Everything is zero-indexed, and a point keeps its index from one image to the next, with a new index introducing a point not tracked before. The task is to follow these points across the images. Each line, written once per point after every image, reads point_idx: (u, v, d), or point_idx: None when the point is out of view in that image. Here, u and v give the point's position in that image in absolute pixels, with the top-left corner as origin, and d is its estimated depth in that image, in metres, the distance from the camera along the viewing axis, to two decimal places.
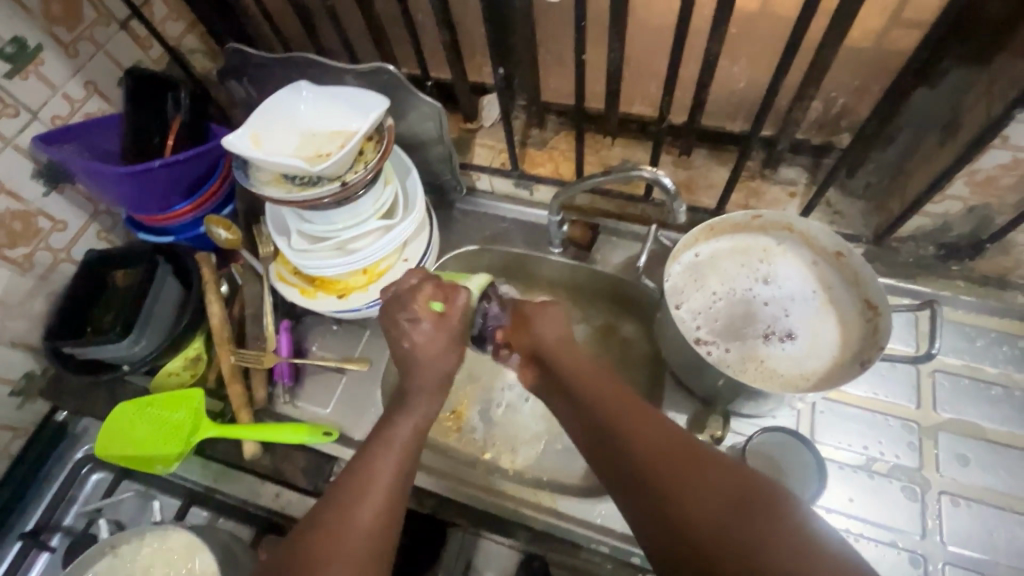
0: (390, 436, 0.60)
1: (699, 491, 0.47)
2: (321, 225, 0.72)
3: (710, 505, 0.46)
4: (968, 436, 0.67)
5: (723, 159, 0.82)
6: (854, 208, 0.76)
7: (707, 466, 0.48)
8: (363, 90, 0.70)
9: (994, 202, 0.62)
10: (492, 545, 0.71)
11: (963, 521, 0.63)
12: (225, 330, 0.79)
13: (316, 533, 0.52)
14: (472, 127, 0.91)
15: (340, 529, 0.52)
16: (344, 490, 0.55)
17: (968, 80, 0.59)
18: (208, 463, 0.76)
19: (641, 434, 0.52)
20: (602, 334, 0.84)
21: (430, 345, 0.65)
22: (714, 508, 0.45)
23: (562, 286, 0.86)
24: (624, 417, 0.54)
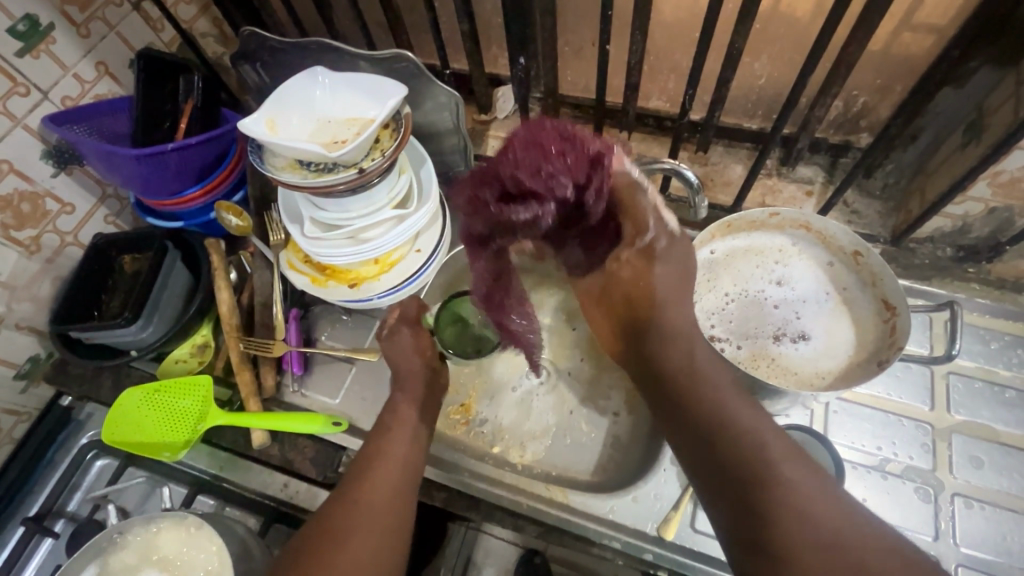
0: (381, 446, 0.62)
1: (779, 493, 0.46)
2: (334, 213, 0.71)
3: (784, 521, 0.45)
4: (983, 438, 0.67)
5: (741, 155, 0.81)
6: (871, 208, 0.76)
7: (805, 474, 0.47)
8: (380, 77, 0.69)
9: (1017, 204, 0.62)
10: (490, 539, 0.78)
11: (977, 524, 0.63)
12: (233, 318, 0.78)
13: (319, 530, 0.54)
14: (486, 119, 0.90)
15: (349, 503, 0.56)
16: (354, 468, 0.60)
17: (994, 81, 0.58)
18: (215, 452, 0.75)
19: (732, 418, 0.51)
20: None
21: (409, 345, 0.71)
22: (789, 524, 0.44)
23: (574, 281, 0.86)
24: (724, 406, 0.52)
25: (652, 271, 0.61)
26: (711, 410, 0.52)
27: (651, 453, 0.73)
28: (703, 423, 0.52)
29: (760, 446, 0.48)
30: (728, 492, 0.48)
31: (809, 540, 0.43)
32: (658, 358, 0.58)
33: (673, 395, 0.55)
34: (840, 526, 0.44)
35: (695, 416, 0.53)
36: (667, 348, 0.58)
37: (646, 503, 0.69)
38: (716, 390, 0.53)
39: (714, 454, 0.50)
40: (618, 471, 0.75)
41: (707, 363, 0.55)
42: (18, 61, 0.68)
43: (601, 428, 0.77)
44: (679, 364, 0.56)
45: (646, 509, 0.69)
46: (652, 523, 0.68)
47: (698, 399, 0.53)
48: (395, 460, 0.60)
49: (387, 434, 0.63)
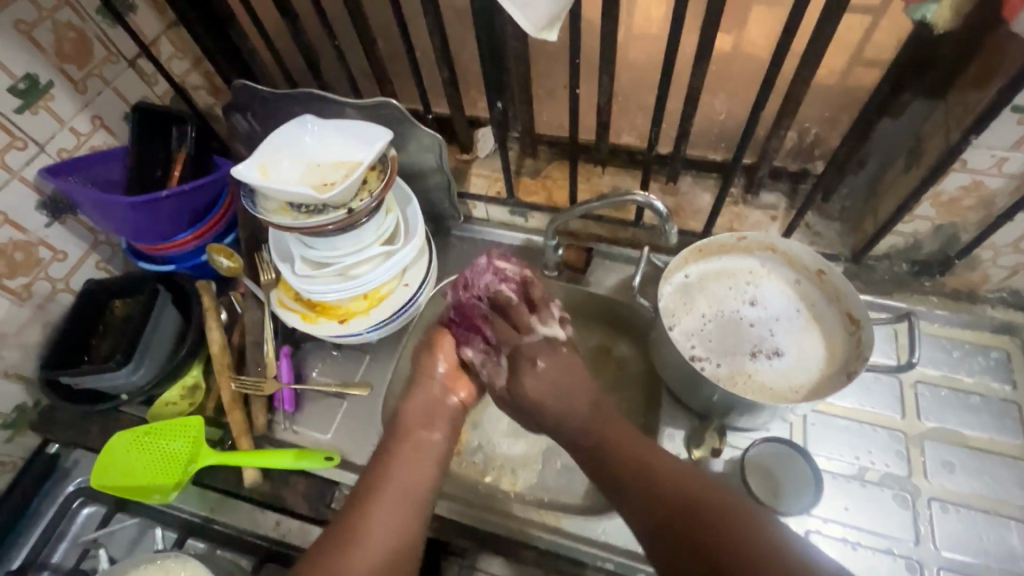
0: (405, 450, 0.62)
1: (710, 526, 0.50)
2: (324, 251, 0.74)
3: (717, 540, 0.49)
4: (952, 443, 0.70)
5: (708, 184, 0.86)
6: (830, 230, 0.81)
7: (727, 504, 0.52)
8: (366, 124, 0.73)
9: (959, 221, 0.67)
10: None
11: (953, 526, 0.65)
12: (225, 356, 0.79)
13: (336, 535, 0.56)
14: (468, 158, 0.94)
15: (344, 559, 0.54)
16: (351, 509, 0.58)
17: (927, 111, 0.64)
18: (205, 493, 0.75)
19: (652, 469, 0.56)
20: (597, 354, 0.85)
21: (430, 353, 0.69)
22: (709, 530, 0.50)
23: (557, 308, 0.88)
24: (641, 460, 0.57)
25: (559, 400, 0.62)
26: (675, 490, 0.54)
27: None
28: (658, 506, 0.54)
29: (727, 528, 0.50)
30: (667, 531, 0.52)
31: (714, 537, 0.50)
32: (600, 443, 0.60)
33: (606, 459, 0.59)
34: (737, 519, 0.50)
35: (650, 497, 0.55)
36: (608, 434, 0.60)
37: None
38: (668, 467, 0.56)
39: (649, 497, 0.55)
40: None
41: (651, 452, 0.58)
42: (18, 117, 0.71)
43: None
44: (626, 450, 0.59)
45: None
46: None
47: (656, 485, 0.55)
48: (400, 507, 0.58)
49: (396, 465, 0.61)
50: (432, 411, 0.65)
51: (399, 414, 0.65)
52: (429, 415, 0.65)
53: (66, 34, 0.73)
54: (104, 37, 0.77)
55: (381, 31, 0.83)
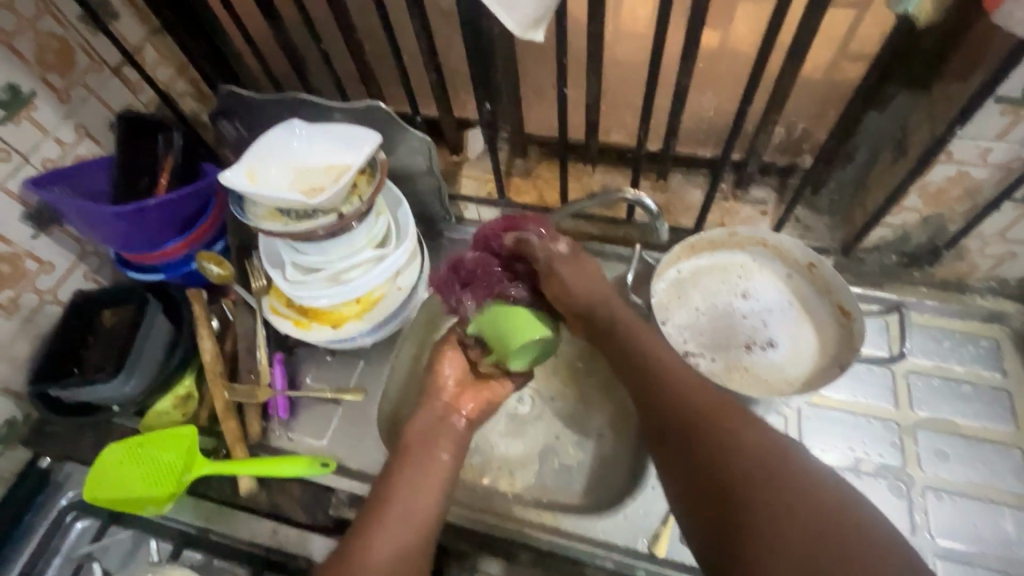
0: (417, 464, 0.62)
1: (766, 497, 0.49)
2: (315, 256, 0.74)
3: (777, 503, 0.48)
4: (945, 432, 0.71)
5: (698, 181, 0.86)
6: (820, 223, 0.81)
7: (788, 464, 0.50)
8: (355, 127, 0.73)
9: (947, 212, 0.67)
10: None
11: (948, 515, 0.66)
12: (217, 365, 0.79)
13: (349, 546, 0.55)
14: (458, 159, 0.94)
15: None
16: (360, 524, 0.57)
17: (912, 104, 0.65)
18: (201, 503, 0.74)
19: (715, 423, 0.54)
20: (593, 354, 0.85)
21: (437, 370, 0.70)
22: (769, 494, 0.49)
23: None
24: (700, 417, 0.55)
25: (587, 284, 0.66)
26: (735, 448, 0.52)
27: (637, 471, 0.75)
28: (700, 446, 0.53)
29: (754, 459, 0.51)
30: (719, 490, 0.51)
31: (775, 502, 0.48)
32: (649, 373, 0.60)
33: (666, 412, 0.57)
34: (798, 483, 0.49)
35: (691, 433, 0.54)
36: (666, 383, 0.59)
37: (635, 520, 0.70)
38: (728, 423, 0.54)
39: (705, 456, 0.53)
40: (606, 491, 0.76)
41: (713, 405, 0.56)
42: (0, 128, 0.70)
43: (588, 450, 0.80)
44: (676, 385, 0.58)
45: (635, 524, 0.70)
46: (642, 539, 0.69)
47: (702, 425, 0.54)
48: (409, 522, 0.57)
49: (406, 479, 0.60)
50: (433, 433, 0.65)
51: (405, 434, 0.65)
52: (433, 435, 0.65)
53: (47, 43, 0.72)
54: (87, 45, 0.76)
55: (367, 35, 0.82)
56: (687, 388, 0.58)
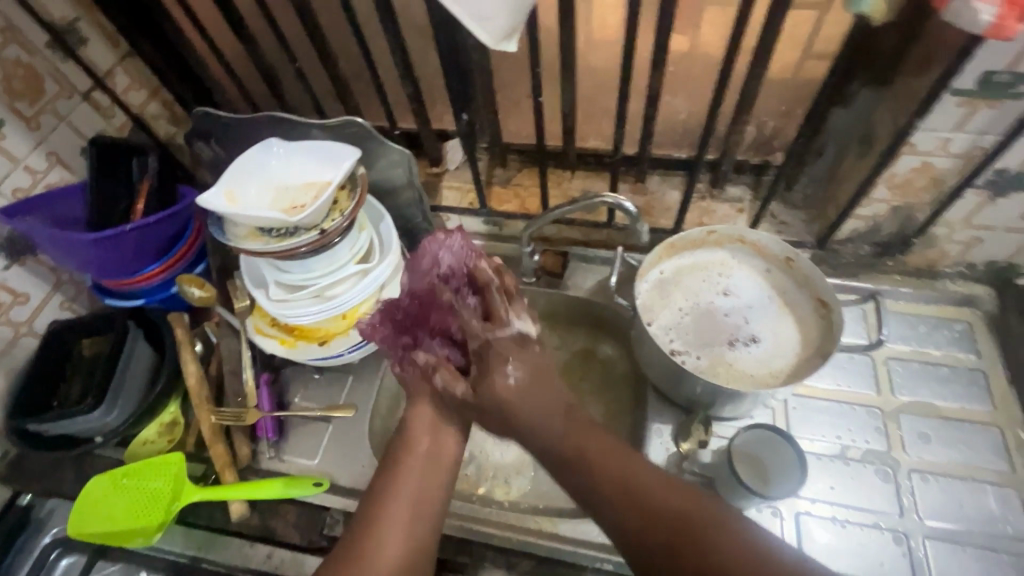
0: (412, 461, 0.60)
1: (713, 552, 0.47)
2: (299, 273, 0.73)
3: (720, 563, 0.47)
4: (927, 415, 0.73)
5: (675, 181, 0.88)
6: (795, 218, 0.83)
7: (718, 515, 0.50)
8: (334, 143, 0.73)
9: (914, 202, 0.69)
10: None
11: (934, 495, 0.68)
12: (203, 390, 0.77)
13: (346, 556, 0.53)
14: (438, 171, 0.95)
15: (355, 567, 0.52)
16: (358, 531, 0.55)
17: (875, 99, 0.67)
18: (191, 532, 0.73)
19: (636, 484, 0.53)
20: (582, 358, 0.87)
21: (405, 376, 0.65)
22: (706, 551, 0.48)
23: (539, 315, 0.89)
24: (621, 471, 0.54)
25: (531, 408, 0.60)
26: (661, 505, 0.51)
27: None
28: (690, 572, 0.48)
29: (686, 524, 0.50)
30: (660, 548, 0.50)
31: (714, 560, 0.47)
32: (601, 490, 0.54)
33: (584, 473, 0.55)
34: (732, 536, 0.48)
35: (672, 554, 0.49)
36: (584, 442, 0.56)
37: None
38: (652, 480, 0.53)
39: (630, 510, 0.52)
40: None
41: (638, 465, 0.54)
42: None
43: None
44: (638, 496, 0.52)
45: None
46: None
47: (680, 543, 0.49)
48: (411, 513, 0.56)
49: (398, 483, 0.58)
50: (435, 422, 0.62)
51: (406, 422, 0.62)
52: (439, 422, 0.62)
53: (14, 71, 0.71)
54: (56, 72, 0.75)
55: (342, 51, 0.83)
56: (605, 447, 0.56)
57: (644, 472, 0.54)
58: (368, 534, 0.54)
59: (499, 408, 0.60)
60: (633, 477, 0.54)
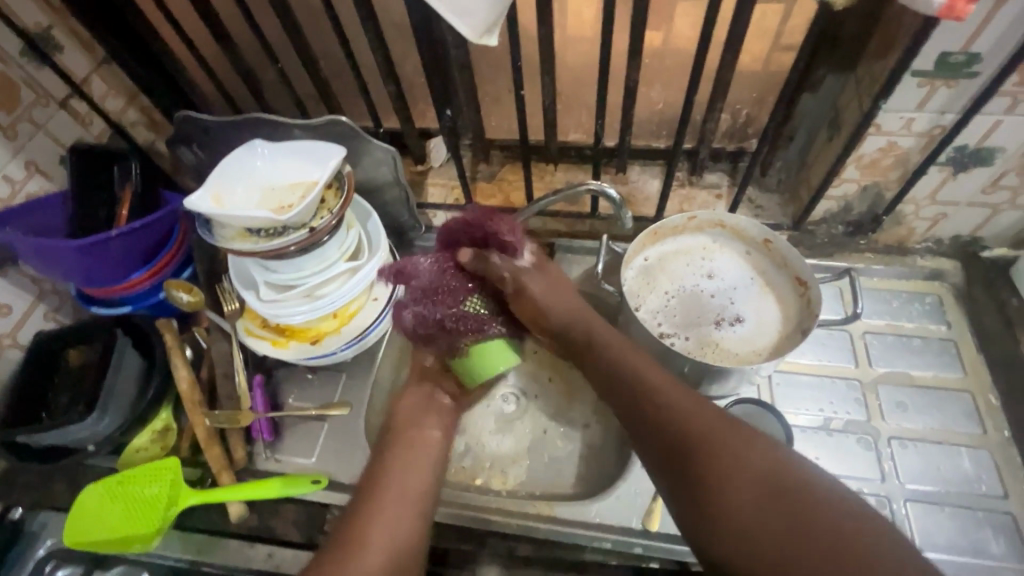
0: (411, 439, 0.67)
1: (725, 451, 0.52)
2: (289, 273, 0.74)
3: (732, 463, 0.52)
4: (903, 384, 0.76)
5: (655, 171, 0.89)
6: (771, 202, 0.86)
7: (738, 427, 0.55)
8: (319, 143, 0.73)
9: (882, 180, 0.72)
10: None
11: (913, 460, 0.71)
12: (195, 394, 0.77)
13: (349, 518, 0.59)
14: (423, 169, 0.96)
15: (356, 539, 0.56)
16: (354, 507, 0.60)
17: (841, 84, 0.70)
18: (189, 536, 0.72)
19: (665, 396, 0.58)
20: None
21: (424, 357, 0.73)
22: (721, 453, 0.53)
23: None
24: (655, 385, 0.60)
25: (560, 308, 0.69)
26: (685, 416, 0.56)
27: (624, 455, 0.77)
28: (702, 465, 0.53)
29: (707, 432, 0.54)
30: (679, 449, 0.55)
31: (727, 463, 0.52)
32: (644, 411, 0.58)
33: (623, 388, 0.61)
34: (748, 445, 0.53)
35: (688, 451, 0.54)
36: (623, 364, 0.63)
37: (628, 500, 0.72)
38: (683, 397, 0.58)
39: (654, 417, 0.58)
40: (597, 477, 0.79)
41: (670, 384, 0.60)
42: None
43: (575, 440, 0.82)
44: (666, 413, 0.57)
45: (628, 504, 0.72)
46: (636, 517, 0.71)
47: (706, 458, 0.52)
48: (403, 504, 0.60)
49: (391, 464, 0.64)
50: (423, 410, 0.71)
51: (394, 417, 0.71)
52: (419, 414, 0.71)
53: None
54: (32, 80, 0.75)
55: (323, 52, 0.83)
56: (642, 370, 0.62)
57: (674, 388, 0.59)
58: (366, 501, 0.60)
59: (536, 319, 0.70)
60: (663, 393, 0.59)
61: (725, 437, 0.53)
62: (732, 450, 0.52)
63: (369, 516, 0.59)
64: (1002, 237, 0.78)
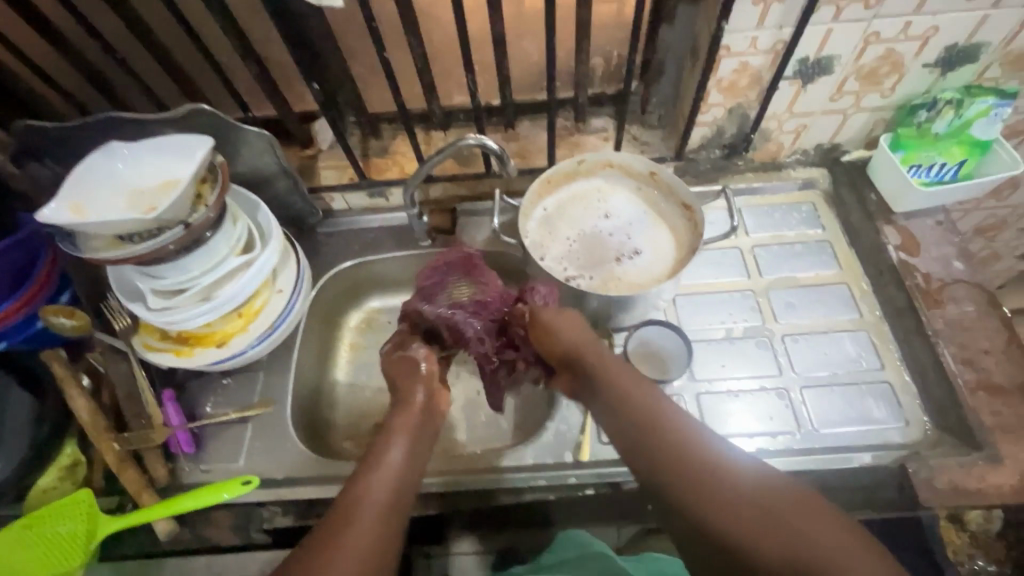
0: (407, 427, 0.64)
1: (722, 480, 0.52)
2: (176, 277, 0.70)
3: (727, 492, 0.51)
4: (791, 287, 0.83)
5: (543, 123, 0.90)
6: (655, 138, 0.89)
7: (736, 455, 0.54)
8: (183, 136, 0.70)
9: (743, 100, 0.77)
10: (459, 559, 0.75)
11: (803, 352, 0.78)
12: (99, 421, 0.72)
13: (329, 512, 0.53)
14: (311, 153, 0.92)
15: (324, 537, 0.51)
16: (352, 479, 0.57)
17: (692, 13, 0.74)
18: (118, 565, 0.69)
19: (668, 427, 0.58)
20: None
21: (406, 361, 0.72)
22: (716, 478, 0.52)
23: None
24: (661, 414, 0.59)
25: (573, 334, 0.69)
26: (686, 444, 0.56)
27: (551, 399, 0.80)
28: (692, 495, 0.52)
29: (703, 459, 0.54)
30: (674, 476, 0.54)
31: (719, 491, 0.51)
32: (642, 443, 0.58)
33: (633, 415, 0.61)
34: (744, 472, 0.52)
35: (684, 480, 0.53)
36: (629, 390, 0.63)
37: (559, 436, 0.75)
38: (685, 425, 0.58)
39: (654, 445, 0.57)
40: (531, 424, 0.82)
41: (672, 412, 0.59)
42: None
43: (508, 396, 0.85)
44: (669, 443, 0.56)
45: (559, 442, 0.75)
46: (567, 452, 0.74)
47: (695, 494, 0.52)
48: (391, 491, 0.57)
49: (383, 462, 0.59)
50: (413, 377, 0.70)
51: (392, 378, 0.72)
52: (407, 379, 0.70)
53: None
54: None
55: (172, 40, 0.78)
56: (650, 398, 0.61)
57: (680, 419, 0.59)
58: (357, 490, 0.56)
59: (561, 341, 0.69)
60: (666, 422, 0.58)
61: (720, 463, 0.53)
62: (725, 479, 0.52)
63: (348, 513, 0.53)
64: (856, 140, 0.85)
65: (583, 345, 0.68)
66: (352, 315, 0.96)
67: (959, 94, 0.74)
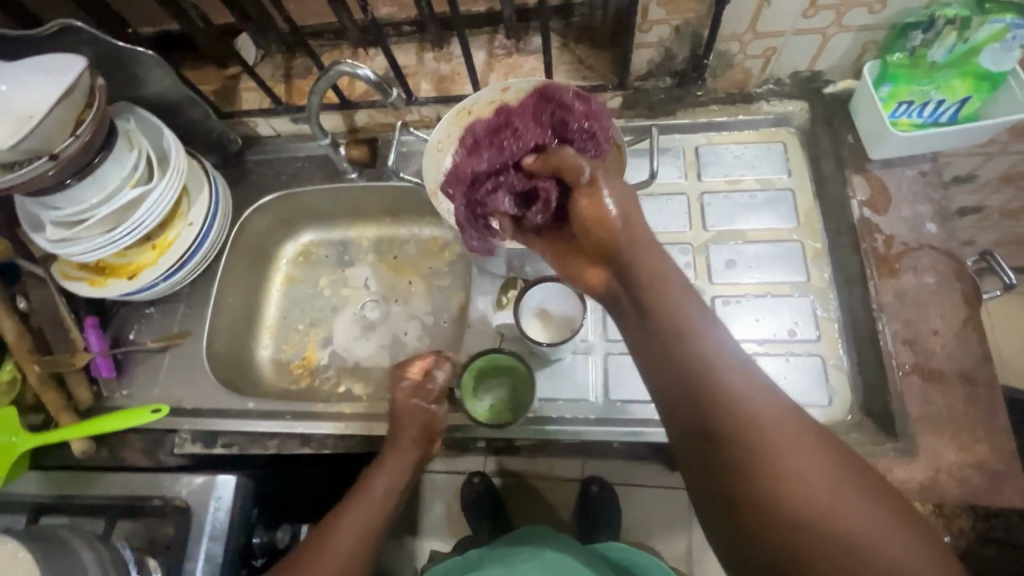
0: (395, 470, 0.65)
1: (793, 476, 0.40)
2: (69, 208, 0.69)
3: (795, 499, 0.39)
4: (736, 242, 0.73)
5: (477, 42, 0.80)
6: (602, 61, 0.77)
7: (816, 445, 0.41)
8: (52, 54, 0.64)
9: (691, 17, 0.64)
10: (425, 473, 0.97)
11: (734, 317, 0.70)
12: (24, 341, 0.74)
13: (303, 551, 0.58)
14: (233, 73, 0.87)
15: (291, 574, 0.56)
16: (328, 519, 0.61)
17: None
18: (50, 474, 0.72)
19: (737, 392, 0.43)
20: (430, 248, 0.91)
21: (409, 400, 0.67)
22: (783, 476, 0.40)
23: (383, 214, 0.91)
24: (728, 371, 0.44)
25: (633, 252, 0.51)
26: (754, 418, 0.42)
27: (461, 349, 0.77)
28: (747, 487, 0.41)
29: (773, 446, 0.41)
30: (727, 456, 0.42)
31: (786, 490, 0.40)
32: (704, 394, 0.44)
33: (684, 364, 0.45)
34: (822, 476, 0.40)
35: (741, 465, 0.41)
36: (692, 331, 0.46)
37: None
38: (758, 392, 0.43)
39: (706, 411, 0.43)
40: None
41: (747, 372, 0.44)
42: None
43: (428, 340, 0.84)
44: (732, 414, 0.42)
45: None
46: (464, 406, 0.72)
47: (761, 485, 0.40)
48: (361, 540, 0.59)
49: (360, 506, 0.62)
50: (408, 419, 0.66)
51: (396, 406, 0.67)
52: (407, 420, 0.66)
53: None
54: None
55: None
56: (718, 348, 0.45)
57: (753, 383, 0.44)
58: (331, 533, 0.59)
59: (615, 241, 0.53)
60: (730, 386, 0.43)
61: (793, 457, 0.41)
62: (796, 481, 0.40)
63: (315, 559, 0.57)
64: (840, 67, 0.71)
65: (652, 263, 0.50)
66: (285, 247, 0.93)
67: (968, 10, 0.57)
